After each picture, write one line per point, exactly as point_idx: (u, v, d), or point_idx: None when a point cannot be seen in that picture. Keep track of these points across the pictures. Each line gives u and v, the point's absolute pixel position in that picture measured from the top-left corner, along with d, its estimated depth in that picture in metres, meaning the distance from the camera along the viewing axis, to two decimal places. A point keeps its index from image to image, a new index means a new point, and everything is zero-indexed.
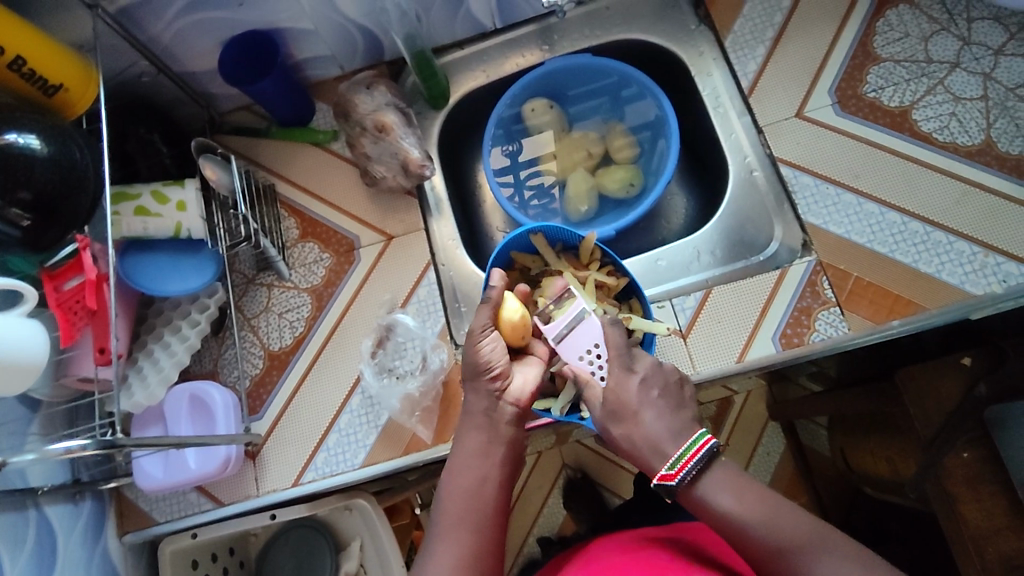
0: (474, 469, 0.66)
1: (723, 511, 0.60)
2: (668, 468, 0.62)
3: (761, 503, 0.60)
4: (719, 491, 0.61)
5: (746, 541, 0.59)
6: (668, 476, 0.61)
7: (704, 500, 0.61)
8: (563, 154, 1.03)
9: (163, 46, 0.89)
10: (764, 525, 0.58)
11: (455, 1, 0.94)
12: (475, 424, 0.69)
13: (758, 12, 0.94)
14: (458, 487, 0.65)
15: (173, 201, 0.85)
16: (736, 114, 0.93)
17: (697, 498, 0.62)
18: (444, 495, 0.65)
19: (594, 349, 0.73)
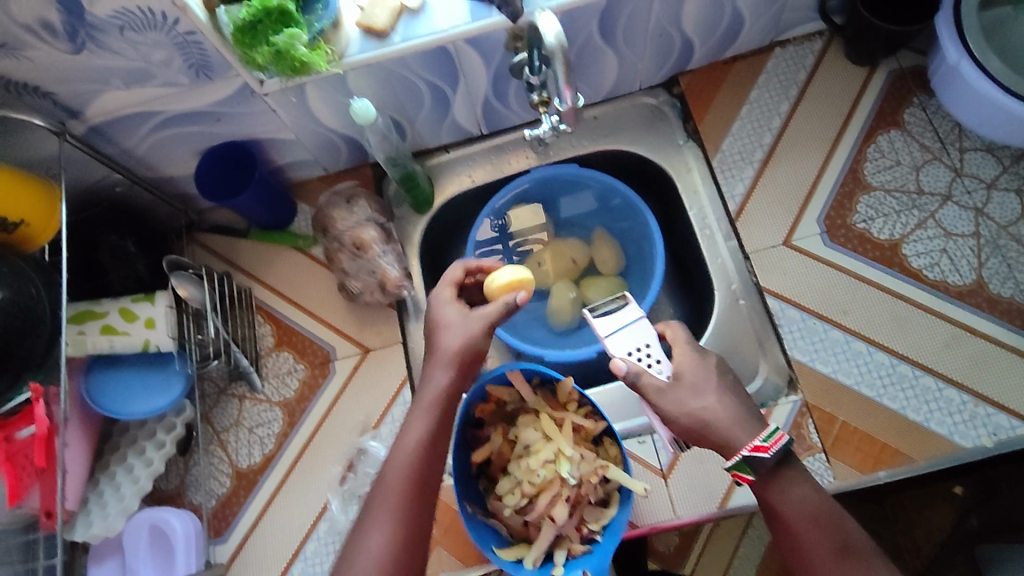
0: (432, 451, 0.65)
1: (796, 503, 0.63)
2: (762, 440, 0.64)
3: (828, 508, 0.63)
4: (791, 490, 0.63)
5: (805, 541, 0.61)
6: (761, 447, 0.63)
7: (780, 485, 0.64)
8: (544, 263, 1.00)
9: (137, 157, 0.85)
10: (829, 527, 0.61)
11: (441, 112, 0.93)
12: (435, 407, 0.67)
13: (747, 131, 0.93)
14: (401, 481, 0.63)
15: (141, 318, 0.82)
16: (723, 237, 0.90)
17: (771, 485, 0.64)
18: (387, 476, 0.64)
19: (644, 348, 0.72)
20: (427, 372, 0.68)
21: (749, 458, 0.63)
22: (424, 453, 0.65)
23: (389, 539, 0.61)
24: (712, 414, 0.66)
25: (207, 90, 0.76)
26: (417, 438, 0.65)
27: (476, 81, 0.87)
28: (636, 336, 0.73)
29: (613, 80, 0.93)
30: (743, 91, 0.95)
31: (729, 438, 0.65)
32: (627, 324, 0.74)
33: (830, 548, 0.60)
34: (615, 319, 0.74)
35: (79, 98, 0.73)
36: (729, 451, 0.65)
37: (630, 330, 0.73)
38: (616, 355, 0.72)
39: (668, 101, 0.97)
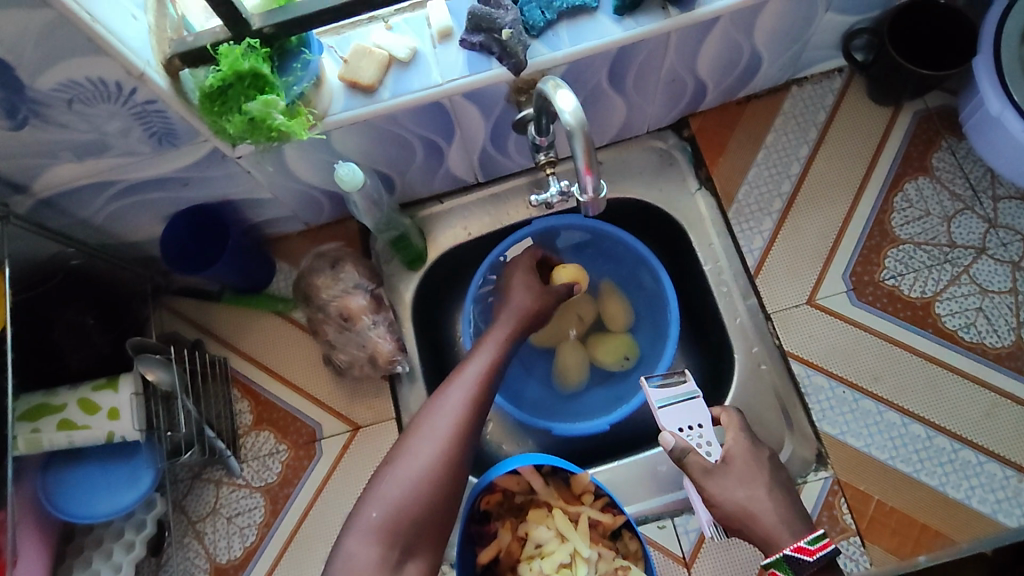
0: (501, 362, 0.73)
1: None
2: (807, 542, 0.62)
3: None
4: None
5: None
6: (805, 549, 0.61)
7: None
8: (554, 322, 0.91)
9: (96, 225, 0.77)
10: None
11: (434, 164, 0.85)
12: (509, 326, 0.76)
13: (764, 178, 0.86)
14: (468, 381, 0.69)
15: (104, 409, 0.74)
16: (741, 296, 0.84)
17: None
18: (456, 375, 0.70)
19: (695, 428, 0.72)
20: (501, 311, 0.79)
21: (788, 558, 0.62)
22: (490, 368, 0.71)
23: (454, 423, 0.66)
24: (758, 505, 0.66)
25: (171, 156, 0.68)
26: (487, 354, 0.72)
27: (472, 133, 0.79)
28: (689, 413, 0.73)
29: (619, 125, 0.86)
30: (759, 133, 0.88)
31: (772, 534, 0.64)
32: (683, 399, 0.74)
33: None
34: (673, 392, 0.75)
35: (22, 172, 0.64)
36: (771, 547, 0.64)
37: (682, 406, 0.74)
38: (665, 428, 0.73)
39: (678, 144, 0.90)
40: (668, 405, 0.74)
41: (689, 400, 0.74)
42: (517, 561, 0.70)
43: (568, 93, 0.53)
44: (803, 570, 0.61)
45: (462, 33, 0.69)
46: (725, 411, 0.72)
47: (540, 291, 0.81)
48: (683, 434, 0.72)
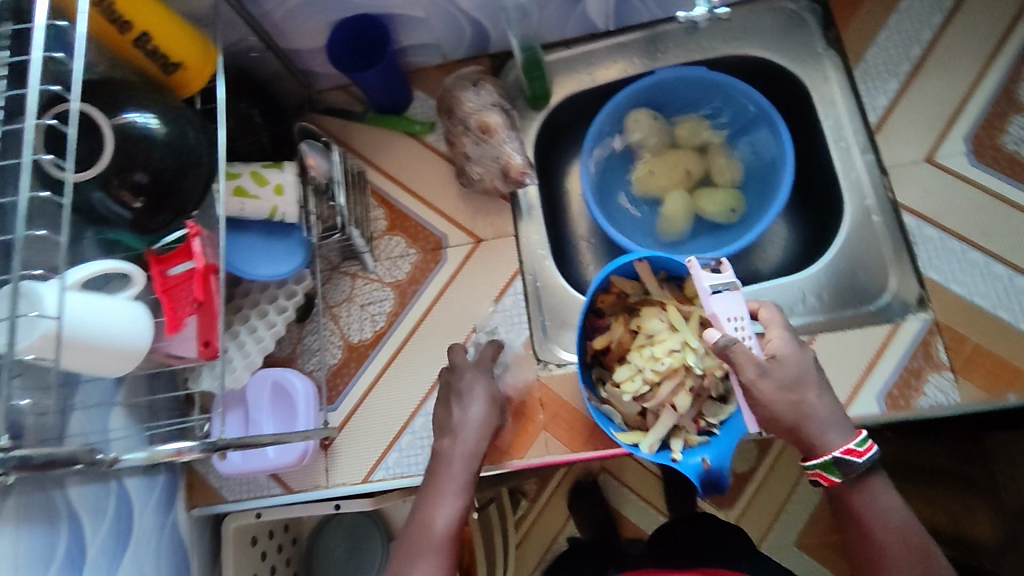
0: (453, 508, 0.71)
1: (879, 510, 0.66)
2: (858, 445, 0.65)
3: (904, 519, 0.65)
4: (877, 498, 0.66)
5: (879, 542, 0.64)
6: (856, 452, 0.65)
7: (866, 494, 0.66)
8: (662, 172, 0.98)
9: (273, 22, 0.85)
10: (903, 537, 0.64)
11: (572, 2, 0.90)
12: (458, 469, 0.73)
13: (894, 42, 0.88)
14: (439, 545, 0.68)
15: (271, 184, 0.84)
16: (859, 151, 0.88)
17: (855, 489, 0.66)
18: (420, 543, 0.69)
19: (740, 320, 0.71)
20: (455, 428, 0.76)
21: (838, 460, 0.65)
22: (458, 520, 0.70)
23: None
24: (812, 408, 0.66)
25: None
26: (455, 507, 0.71)
27: None
28: (736, 304, 0.72)
29: None
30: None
31: (821, 438, 0.66)
32: (729, 289, 0.73)
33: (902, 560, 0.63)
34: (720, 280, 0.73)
35: None
36: (819, 450, 0.66)
37: (731, 296, 0.72)
38: (720, 316, 0.70)
39: (809, 6, 0.93)
40: (720, 293, 0.71)
41: (733, 291, 0.73)
42: (627, 351, 0.78)
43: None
44: (853, 471, 0.65)
45: None
46: (766, 306, 0.73)
47: (490, 398, 0.79)
48: (731, 326, 0.70)
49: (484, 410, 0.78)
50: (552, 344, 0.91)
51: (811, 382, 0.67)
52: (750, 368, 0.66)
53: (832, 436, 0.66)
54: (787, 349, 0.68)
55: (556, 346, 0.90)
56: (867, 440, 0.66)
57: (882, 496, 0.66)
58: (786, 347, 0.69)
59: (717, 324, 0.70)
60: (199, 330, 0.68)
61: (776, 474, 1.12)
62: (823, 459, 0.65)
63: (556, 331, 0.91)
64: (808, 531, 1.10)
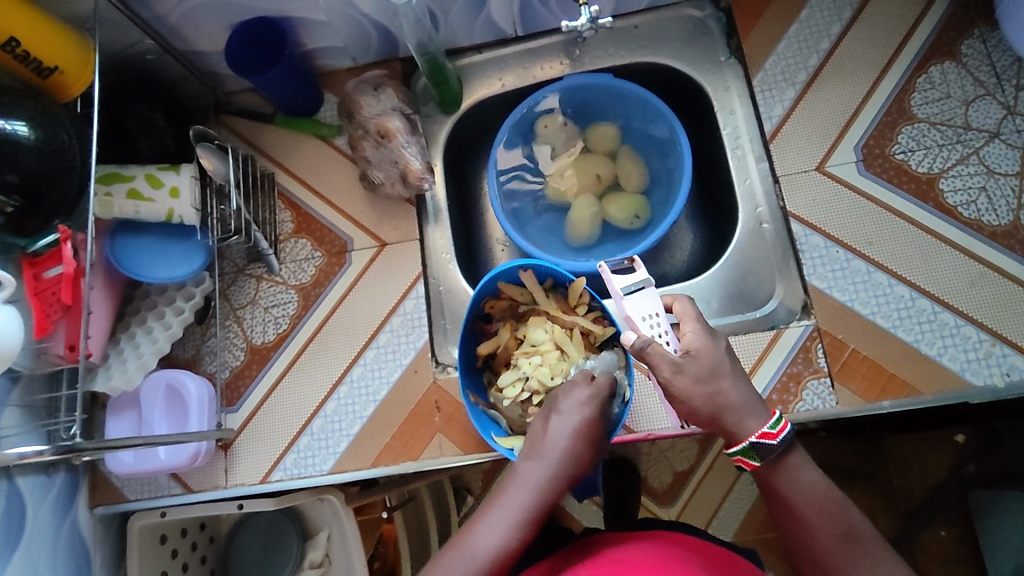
0: (503, 528, 0.61)
1: (803, 490, 0.63)
2: (771, 427, 0.63)
3: (831, 496, 0.63)
4: (799, 476, 0.64)
5: (807, 522, 0.62)
6: (770, 434, 0.63)
7: (789, 471, 0.64)
8: (572, 176, 0.98)
9: (169, 25, 0.85)
10: (830, 512, 0.62)
11: (475, 8, 0.90)
12: (528, 482, 0.63)
13: (793, 52, 0.89)
14: (475, 570, 0.59)
15: (166, 186, 0.84)
16: (754, 159, 0.88)
17: (777, 470, 0.64)
18: (460, 557, 0.60)
19: (657, 316, 0.73)
20: (537, 450, 0.65)
21: (755, 445, 0.63)
22: (504, 553, 0.60)
23: None
24: (726, 397, 0.64)
25: None
26: (508, 533, 0.61)
27: None
28: (650, 302, 0.74)
29: None
30: (793, 9, 0.90)
31: (738, 425, 0.64)
32: (643, 287, 0.75)
33: (834, 537, 0.61)
34: (632, 281, 0.76)
35: None
36: (736, 437, 0.64)
37: (646, 294, 0.74)
38: (630, 314, 0.73)
39: (714, 14, 0.94)
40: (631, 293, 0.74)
41: (648, 289, 0.75)
42: (512, 357, 0.79)
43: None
44: (770, 454, 0.63)
45: None
46: (678, 300, 0.71)
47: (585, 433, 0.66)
48: (645, 324, 0.73)
49: (576, 445, 0.65)
50: (451, 348, 0.91)
51: (726, 371, 0.65)
52: (665, 367, 0.65)
53: (749, 422, 0.64)
54: (699, 342, 0.66)
55: (455, 349, 0.91)
56: (780, 421, 0.64)
57: (804, 474, 0.63)
58: (699, 339, 0.67)
59: (634, 325, 0.73)
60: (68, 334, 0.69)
61: (713, 474, 1.04)
62: (739, 446, 0.64)
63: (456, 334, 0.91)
64: (745, 528, 1.04)
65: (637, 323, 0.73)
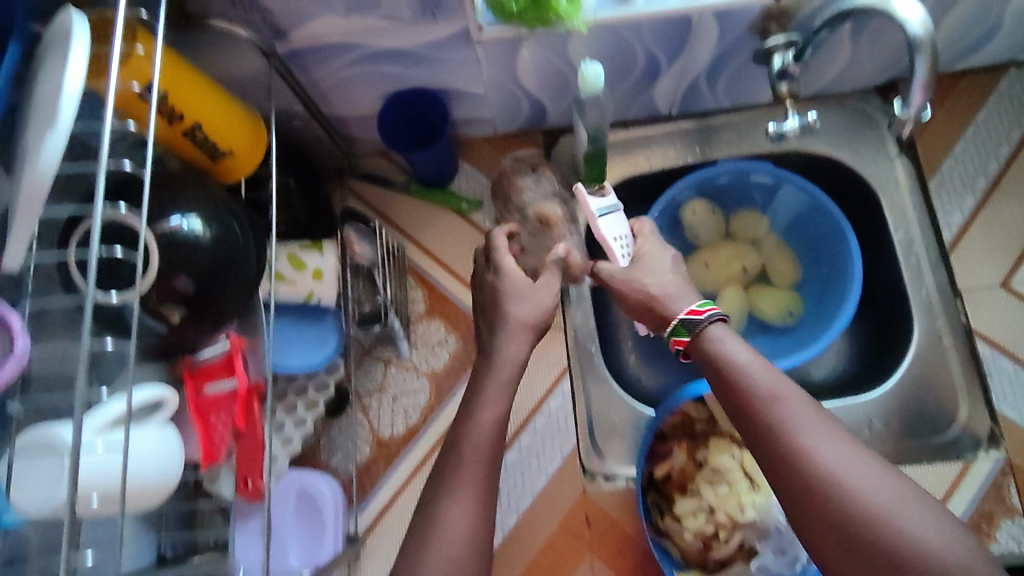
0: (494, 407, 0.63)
1: (731, 358, 0.58)
2: (698, 304, 0.63)
3: (769, 367, 0.57)
4: (726, 340, 0.60)
5: (752, 398, 0.55)
6: (696, 311, 0.63)
7: (712, 342, 0.60)
8: (717, 266, 0.92)
9: (321, 91, 0.77)
10: (754, 379, 0.56)
11: (642, 87, 0.84)
12: (503, 377, 0.64)
13: (970, 156, 0.85)
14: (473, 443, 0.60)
15: (310, 269, 0.77)
16: (931, 269, 0.83)
17: (701, 344, 0.61)
18: (463, 451, 0.60)
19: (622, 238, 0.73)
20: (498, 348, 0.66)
21: (682, 321, 0.63)
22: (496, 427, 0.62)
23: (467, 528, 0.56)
24: (664, 291, 0.66)
25: (425, 30, 0.68)
26: (495, 409, 0.63)
27: (697, 58, 0.78)
28: (619, 224, 0.74)
29: (831, 77, 0.85)
30: (970, 111, 0.86)
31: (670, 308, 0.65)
32: (615, 212, 0.75)
33: (763, 406, 0.54)
34: (606, 204, 0.76)
35: (292, 18, 0.64)
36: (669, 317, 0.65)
37: (615, 216, 0.75)
38: (599, 234, 0.74)
39: (882, 108, 0.89)
40: (603, 215, 0.75)
41: (618, 213, 0.76)
42: (690, 482, 0.72)
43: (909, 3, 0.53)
44: (696, 328, 0.62)
45: None
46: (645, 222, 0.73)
47: (535, 305, 0.67)
48: (614, 243, 0.73)
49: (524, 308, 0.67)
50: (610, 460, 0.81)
51: (666, 270, 0.68)
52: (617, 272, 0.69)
53: (680, 304, 0.65)
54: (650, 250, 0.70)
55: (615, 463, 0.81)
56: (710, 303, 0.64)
57: (726, 340, 0.60)
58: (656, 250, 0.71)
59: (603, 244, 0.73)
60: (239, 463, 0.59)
61: None
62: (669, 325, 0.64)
63: (610, 443, 0.82)
64: None
65: (595, 220, 0.75)
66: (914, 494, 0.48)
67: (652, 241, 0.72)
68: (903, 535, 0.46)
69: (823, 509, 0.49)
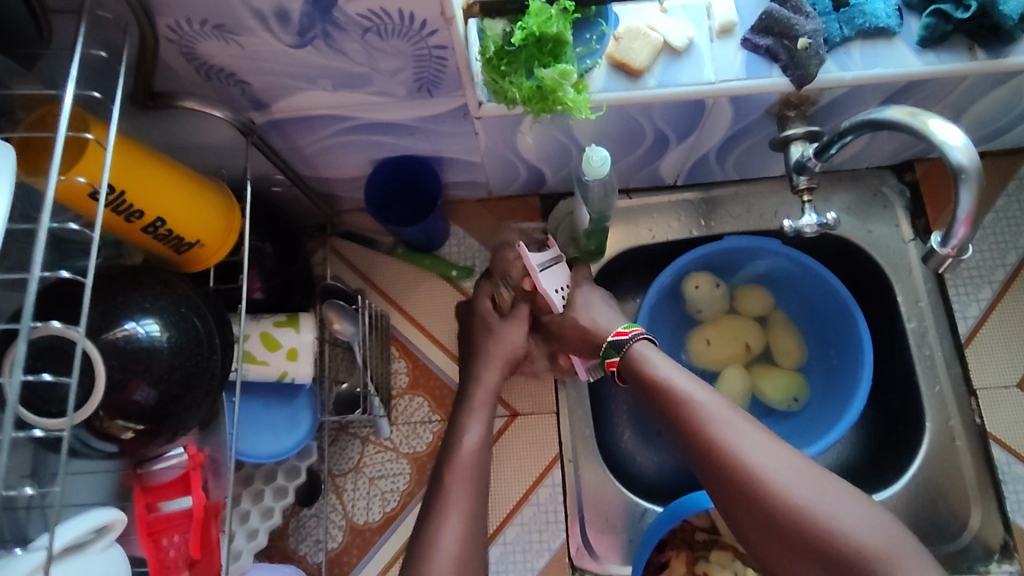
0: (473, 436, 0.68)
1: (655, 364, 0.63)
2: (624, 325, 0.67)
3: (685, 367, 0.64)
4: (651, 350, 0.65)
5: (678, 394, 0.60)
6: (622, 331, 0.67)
7: (639, 353, 0.64)
8: (719, 343, 0.87)
9: (304, 156, 0.72)
10: (678, 379, 0.61)
11: (646, 159, 0.80)
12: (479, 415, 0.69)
13: (990, 245, 0.81)
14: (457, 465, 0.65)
15: (284, 348, 0.71)
16: (945, 363, 0.79)
17: (630, 356, 0.65)
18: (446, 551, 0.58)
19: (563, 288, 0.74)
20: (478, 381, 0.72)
21: (613, 342, 0.67)
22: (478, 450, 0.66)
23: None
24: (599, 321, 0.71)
25: (421, 105, 0.63)
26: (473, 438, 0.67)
27: (708, 136, 0.74)
28: (560, 276, 0.74)
29: (846, 156, 0.81)
30: (989, 196, 0.83)
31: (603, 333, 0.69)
32: (555, 262, 0.74)
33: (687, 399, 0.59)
34: (546, 255, 0.73)
35: (274, 91, 0.59)
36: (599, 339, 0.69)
37: (555, 267, 0.73)
38: (543, 287, 0.72)
39: (897, 187, 0.85)
40: (545, 269, 0.72)
41: (558, 263, 0.74)
42: None
43: (948, 125, 0.48)
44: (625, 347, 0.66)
45: (744, 32, 0.65)
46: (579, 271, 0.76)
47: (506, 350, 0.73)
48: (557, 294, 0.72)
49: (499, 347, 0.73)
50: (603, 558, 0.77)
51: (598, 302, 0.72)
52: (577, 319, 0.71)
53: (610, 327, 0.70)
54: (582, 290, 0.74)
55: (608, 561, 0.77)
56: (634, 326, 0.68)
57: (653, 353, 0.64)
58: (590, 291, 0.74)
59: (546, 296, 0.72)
60: None
61: None
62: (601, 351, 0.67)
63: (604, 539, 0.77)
64: None
65: (536, 275, 0.72)
66: (834, 481, 0.53)
67: (584, 285, 0.75)
68: (821, 517, 0.50)
69: (758, 505, 0.53)
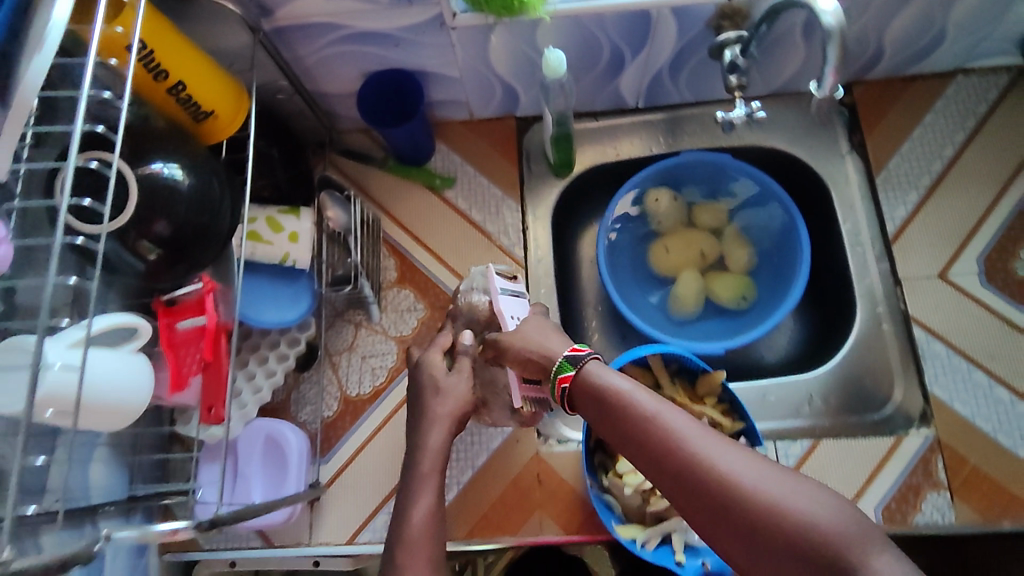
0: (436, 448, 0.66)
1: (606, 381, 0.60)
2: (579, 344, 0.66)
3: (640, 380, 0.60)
4: (606, 370, 0.61)
5: (633, 410, 0.56)
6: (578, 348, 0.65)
7: (594, 374, 0.61)
8: (676, 249, 0.97)
9: (305, 67, 0.83)
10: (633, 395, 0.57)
11: (607, 78, 0.90)
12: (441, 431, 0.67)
13: (917, 154, 0.91)
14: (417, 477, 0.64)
15: (286, 231, 0.82)
16: (874, 258, 0.88)
17: (586, 375, 0.62)
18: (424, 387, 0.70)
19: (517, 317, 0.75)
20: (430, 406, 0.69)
21: (568, 357, 0.64)
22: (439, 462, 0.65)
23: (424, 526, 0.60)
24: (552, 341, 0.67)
25: (402, 13, 0.74)
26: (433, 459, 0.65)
27: (658, 52, 0.84)
28: (518, 307, 0.76)
29: (787, 77, 0.91)
30: (918, 113, 0.92)
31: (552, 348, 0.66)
32: (516, 294, 0.77)
33: (642, 414, 0.55)
34: (507, 285, 0.78)
35: None
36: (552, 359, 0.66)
37: (513, 299, 0.76)
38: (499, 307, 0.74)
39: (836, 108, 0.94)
40: (506, 295, 0.76)
41: (519, 297, 0.78)
42: None
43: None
44: (582, 361, 0.63)
45: None
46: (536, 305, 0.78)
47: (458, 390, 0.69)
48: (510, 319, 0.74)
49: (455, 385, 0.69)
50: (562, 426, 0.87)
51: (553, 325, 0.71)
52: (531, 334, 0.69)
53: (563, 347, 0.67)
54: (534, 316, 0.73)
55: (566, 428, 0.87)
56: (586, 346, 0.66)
57: (608, 371, 0.60)
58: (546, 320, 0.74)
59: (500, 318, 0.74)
60: (203, 394, 0.67)
61: None
62: (556, 364, 0.64)
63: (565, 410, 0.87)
64: None
65: (495, 296, 0.75)
66: (806, 480, 0.48)
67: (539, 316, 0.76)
68: (793, 513, 0.45)
69: (728, 516, 0.47)
